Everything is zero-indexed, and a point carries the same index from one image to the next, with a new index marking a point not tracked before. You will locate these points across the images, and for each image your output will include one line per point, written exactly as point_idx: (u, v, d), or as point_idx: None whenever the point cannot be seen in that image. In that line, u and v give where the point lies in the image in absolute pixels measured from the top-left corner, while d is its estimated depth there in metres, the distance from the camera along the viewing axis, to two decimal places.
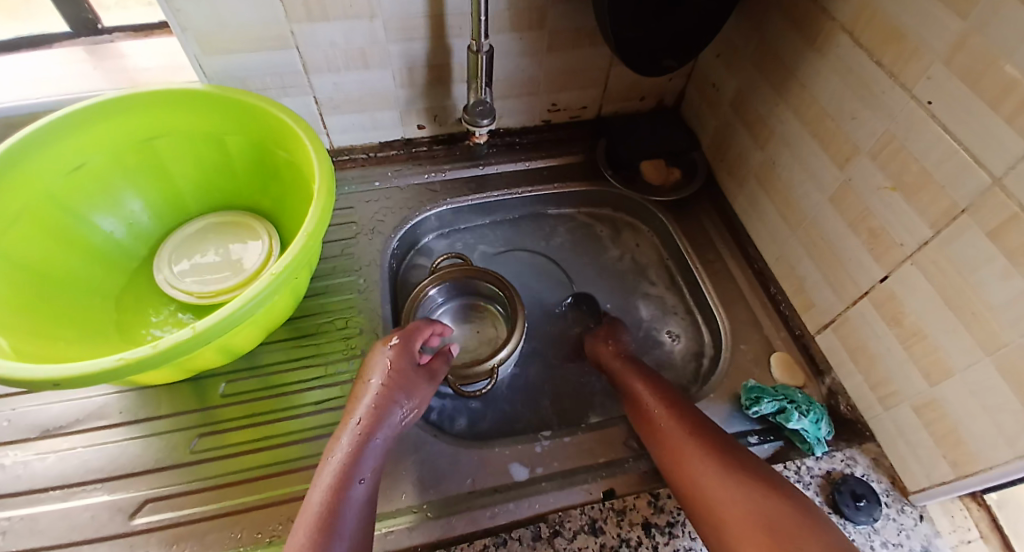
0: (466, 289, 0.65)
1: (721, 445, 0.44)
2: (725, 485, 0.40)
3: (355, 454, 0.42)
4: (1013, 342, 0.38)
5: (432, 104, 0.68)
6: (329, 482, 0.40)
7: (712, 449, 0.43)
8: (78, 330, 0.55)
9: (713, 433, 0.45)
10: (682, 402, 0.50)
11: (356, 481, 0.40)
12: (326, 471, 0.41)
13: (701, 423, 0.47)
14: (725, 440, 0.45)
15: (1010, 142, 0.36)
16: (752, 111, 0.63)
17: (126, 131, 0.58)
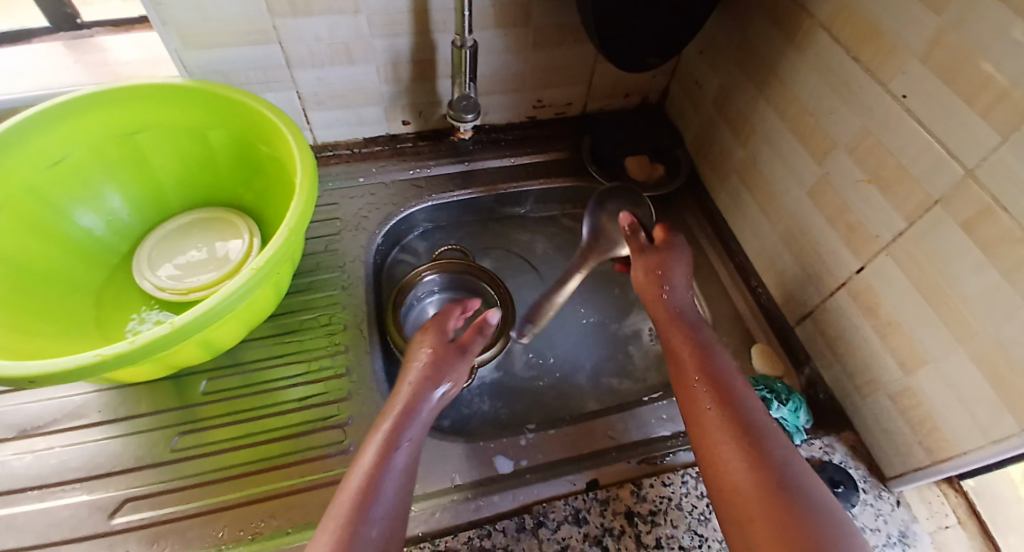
0: (459, 287, 0.65)
1: (754, 423, 0.40)
2: (746, 474, 0.36)
3: (387, 441, 0.41)
4: (986, 331, 0.39)
5: (417, 100, 0.68)
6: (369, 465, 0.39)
7: (744, 429, 0.39)
8: (57, 327, 0.54)
9: (744, 409, 0.41)
10: (719, 369, 0.44)
11: (394, 463, 0.39)
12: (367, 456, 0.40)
13: (734, 396, 0.42)
14: (759, 416, 0.41)
15: (983, 135, 0.37)
16: (734, 107, 0.63)
17: (106, 126, 0.57)
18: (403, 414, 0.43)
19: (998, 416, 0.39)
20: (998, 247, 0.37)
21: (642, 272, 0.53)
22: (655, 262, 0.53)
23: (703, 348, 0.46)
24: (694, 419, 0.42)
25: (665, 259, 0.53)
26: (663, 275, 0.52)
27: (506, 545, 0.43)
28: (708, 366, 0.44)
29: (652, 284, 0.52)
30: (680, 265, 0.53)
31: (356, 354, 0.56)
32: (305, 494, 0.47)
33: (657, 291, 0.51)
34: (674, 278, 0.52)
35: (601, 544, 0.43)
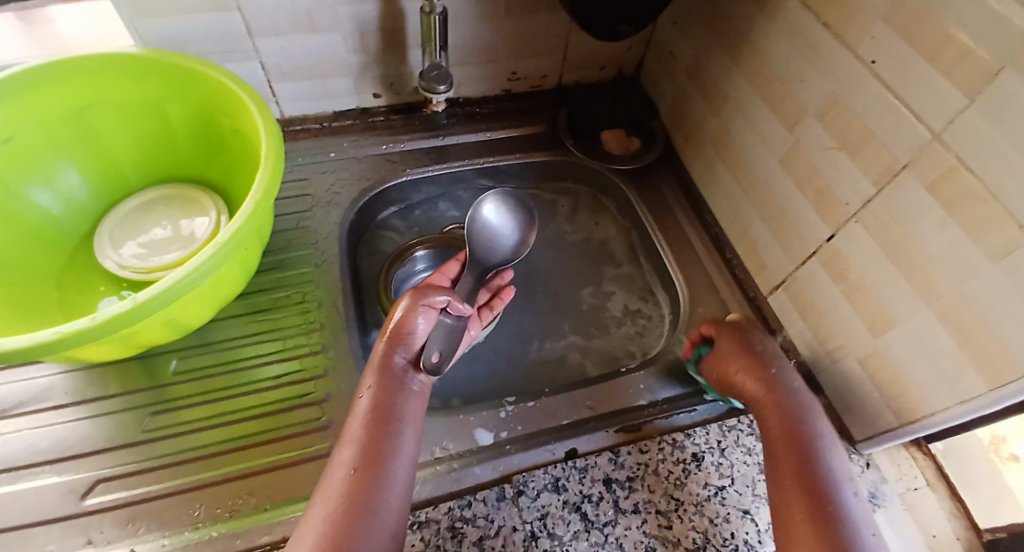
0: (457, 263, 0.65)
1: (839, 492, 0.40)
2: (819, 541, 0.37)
3: (369, 439, 0.40)
4: (952, 291, 0.40)
5: (387, 71, 0.66)
6: (349, 462, 0.39)
7: (836, 518, 0.38)
8: (16, 310, 0.52)
9: (850, 510, 0.39)
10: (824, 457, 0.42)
11: (385, 466, 0.39)
12: (346, 451, 0.39)
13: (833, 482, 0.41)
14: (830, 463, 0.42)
15: (949, 96, 0.37)
16: (708, 77, 0.63)
17: (56, 100, 0.54)
18: (381, 407, 0.42)
19: (963, 373, 0.40)
20: (964, 208, 0.38)
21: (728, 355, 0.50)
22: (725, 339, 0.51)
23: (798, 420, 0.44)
24: (785, 521, 0.39)
25: (743, 344, 0.50)
26: (750, 358, 0.49)
27: (487, 514, 0.43)
28: (810, 456, 0.42)
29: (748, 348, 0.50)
30: (763, 345, 0.50)
31: (331, 331, 0.55)
32: (285, 471, 0.46)
33: (746, 384, 0.48)
34: (776, 375, 0.47)
35: (580, 510, 0.44)
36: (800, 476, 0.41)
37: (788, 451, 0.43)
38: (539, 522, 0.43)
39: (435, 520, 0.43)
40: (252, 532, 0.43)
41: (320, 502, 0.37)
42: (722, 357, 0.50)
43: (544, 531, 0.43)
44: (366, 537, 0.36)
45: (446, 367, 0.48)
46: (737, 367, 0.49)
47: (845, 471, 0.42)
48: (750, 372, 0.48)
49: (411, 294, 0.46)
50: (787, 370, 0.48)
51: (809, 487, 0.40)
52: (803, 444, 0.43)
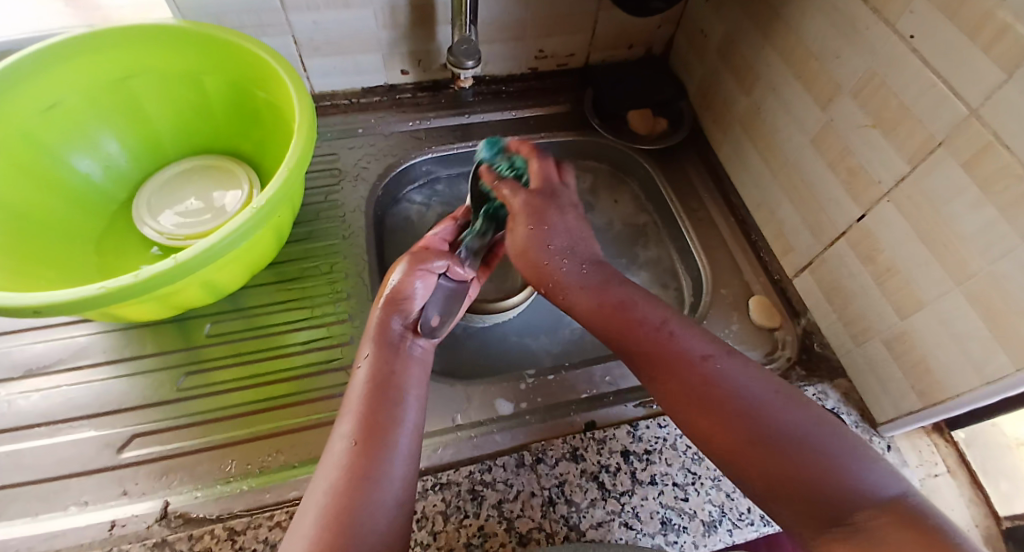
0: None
1: (763, 406, 0.37)
2: (783, 471, 0.34)
3: (371, 409, 0.40)
4: (982, 271, 0.39)
5: (417, 48, 0.66)
6: (349, 434, 0.39)
7: (774, 444, 0.35)
8: (56, 270, 0.54)
9: (788, 426, 0.36)
10: (710, 370, 0.39)
11: (387, 434, 0.39)
12: (345, 423, 0.40)
13: (756, 406, 0.36)
14: (743, 382, 0.38)
15: (987, 72, 0.36)
16: (739, 56, 0.62)
17: (98, 69, 0.56)
18: (378, 377, 0.42)
19: (990, 354, 0.40)
20: (998, 184, 0.37)
21: (523, 222, 0.48)
22: (528, 213, 0.48)
23: (682, 356, 0.40)
24: (737, 467, 0.36)
25: (548, 213, 0.48)
26: (550, 230, 0.48)
27: (505, 479, 0.44)
28: (714, 398, 0.37)
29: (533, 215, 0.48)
30: (558, 217, 0.48)
31: (358, 300, 0.57)
32: (311, 432, 0.48)
33: (546, 283, 0.47)
34: (549, 247, 0.47)
35: (597, 479, 0.45)
36: (717, 423, 0.37)
37: (688, 402, 0.38)
38: (557, 489, 0.44)
39: (456, 483, 0.44)
40: (280, 487, 0.45)
41: (323, 475, 0.37)
42: (513, 227, 0.49)
43: (561, 498, 0.44)
44: (369, 503, 0.36)
45: (445, 331, 0.48)
46: (539, 250, 0.47)
47: (723, 359, 0.39)
48: (558, 252, 0.47)
49: (407, 260, 0.47)
50: (566, 250, 0.47)
51: (733, 420, 0.36)
52: (686, 379, 0.39)
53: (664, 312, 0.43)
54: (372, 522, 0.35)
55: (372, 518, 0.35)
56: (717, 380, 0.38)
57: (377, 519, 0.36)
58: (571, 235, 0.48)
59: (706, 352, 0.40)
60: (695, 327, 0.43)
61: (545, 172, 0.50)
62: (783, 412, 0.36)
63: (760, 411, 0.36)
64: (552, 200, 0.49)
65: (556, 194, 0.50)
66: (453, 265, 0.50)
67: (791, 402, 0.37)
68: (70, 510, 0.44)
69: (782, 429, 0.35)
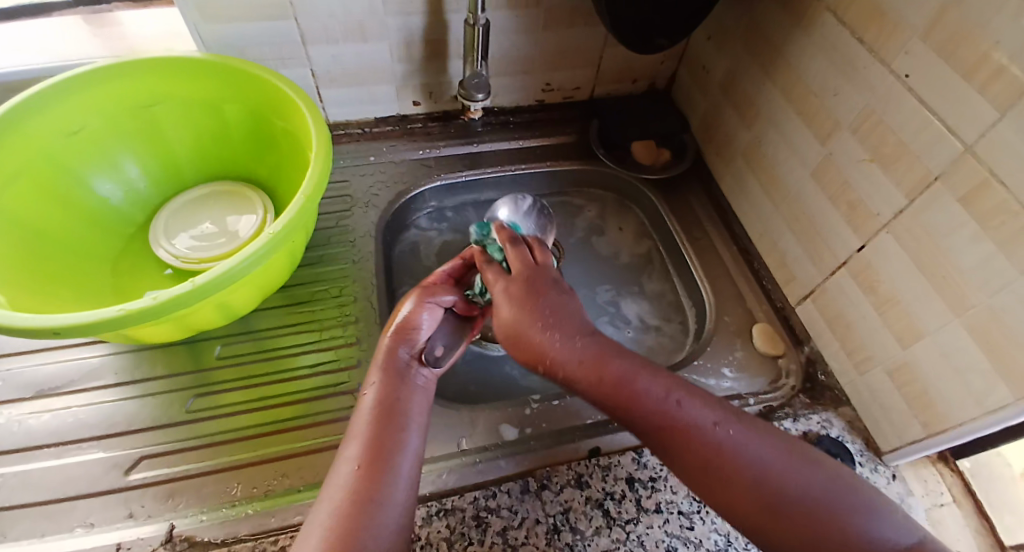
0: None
1: (776, 466, 0.38)
2: (803, 529, 0.36)
3: (375, 435, 0.40)
4: (982, 303, 0.40)
5: (429, 80, 0.69)
6: (353, 461, 0.39)
7: (793, 504, 0.37)
8: (72, 290, 0.55)
9: (802, 486, 0.37)
10: (722, 440, 0.39)
11: (390, 460, 0.39)
12: (350, 448, 0.40)
13: (771, 467, 0.38)
14: (755, 446, 0.39)
15: (981, 111, 0.38)
16: (740, 91, 0.64)
17: (123, 97, 0.59)
18: (385, 404, 0.42)
19: (992, 386, 0.40)
20: (996, 220, 0.38)
21: (506, 305, 0.44)
22: (512, 296, 0.44)
23: (693, 418, 0.40)
24: (756, 526, 0.37)
25: (536, 294, 0.44)
26: (540, 311, 0.43)
27: (510, 505, 0.44)
28: (732, 462, 0.38)
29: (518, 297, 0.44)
30: (546, 299, 0.44)
31: (367, 324, 0.57)
32: (318, 455, 0.48)
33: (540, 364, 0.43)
34: (535, 330, 0.43)
35: (602, 507, 0.45)
36: (738, 494, 0.37)
37: (708, 473, 0.38)
38: (562, 516, 0.44)
39: (461, 508, 0.44)
40: (285, 510, 0.45)
41: (327, 499, 0.38)
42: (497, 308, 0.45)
43: (566, 525, 0.44)
44: (371, 529, 0.36)
45: (448, 361, 0.49)
46: (526, 332, 0.43)
47: (733, 425, 0.40)
48: (547, 329, 0.43)
49: (416, 293, 0.48)
50: (558, 327, 0.43)
51: (751, 487, 0.37)
52: (700, 451, 0.39)
53: (671, 383, 0.42)
54: (374, 546, 0.36)
55: (374, 543, 0.36)
56: (732, 449, 0.39)
57: (379, 544, 0.36)
58: (561, 312, 0.44)
59: (715, 420, 0.40)
60: (700, 392, 0.42)
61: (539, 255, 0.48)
62: (796, 473, 0.38)
63: (776, 477, 0.38)
64: (541, 278, 0.45)
65: (546, 275, 0.46)
66: (460, 300, 0.50)
67: (805, 461, 0.39)
68: (76, 531, 0.44)
69: (798, 492, 0.37)
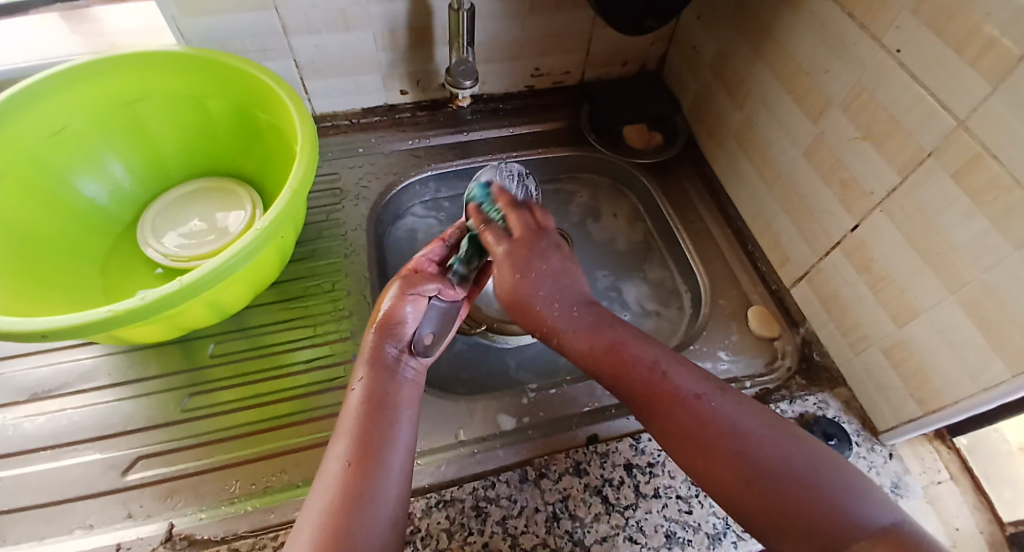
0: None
1: (757, 442, 0.38)
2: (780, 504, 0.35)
3: (365, 429, 0.40)
4: (976, 279, 0.40)
5: (415, 68, 0.68)
6: (343, 456, 0.39)
7: (770, 480, 0.36)
8: (60, 292, 0.55)
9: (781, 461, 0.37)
10: (706, 408, 0.39)
11: (381, 454, 0.39)
12: (339, 443, 0.40)
13: (751, 443, 0.38)
14: (738, 418, 0.39)
15: (973, 85, 0.37)
16: (731, 71, 0.64)
17: (104, 94, 0.57)
18: (373, 397, 0.42)
19: (986, 361, 0.40)
20: (989, 195, 0.38)
21: (505, 267, 0.46)
22: (512, 262, 0.46)
23: (677, 387, 0.41)
24: (738, 506, 0.37)
25: (533, 259, 0.46)
26: (536, 276, 0.45)
27: (509, 495, 0.45)
28: (714, 439, 0.38)
29: (518, 265, 0.45)
30: (545, 261, 0.46)
31: (361, 318, 0.57)
32: (315, 451, 0.48)
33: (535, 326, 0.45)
34: (534, 295, 0.45)
35: (601, 493, 0.45)
36: (718, 459, 0.37)
37: (690, 434, 0.39)
38: (561, 504, 0.44)
39: (460, 499, 0.44)
40: (285, 506, 0.45)
41: (318, 494, 0.37)
42: (497, 272, 0.46)
43: (565, 512, 0.44)
44: (363, 521, 0.36)
45: (438, 348, 0.48)
46: (527, 297, 0.45)
47: (718, 397, 0.40)
48: (546, 295, 0.45)
49: (397, 285, 0.47)
50: (553, 293, 0.45)
51: (732, 458, 0.37)
52: (686, 414, 0.39)
53: (656, 352, 0.43)
54: (367, 539, 0.36)
55: (367, 538, 0.36)
56: (716, 419, 0.39)
57: (372, 537, 0.36)
58: (558, 276, 0.46)
59: (701, 390, 0.41)
60: (687, 365, 0.43)
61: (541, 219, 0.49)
62: (776, 445, 0.38)
63: (758, 449, 0.37)
64: (542, 243, 0.47)
65: (545, 239, 0.47)
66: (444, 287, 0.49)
67: (787, 434, 0.38)
68: (75, 532, 0.44)
69: (782, 463, 0.37)
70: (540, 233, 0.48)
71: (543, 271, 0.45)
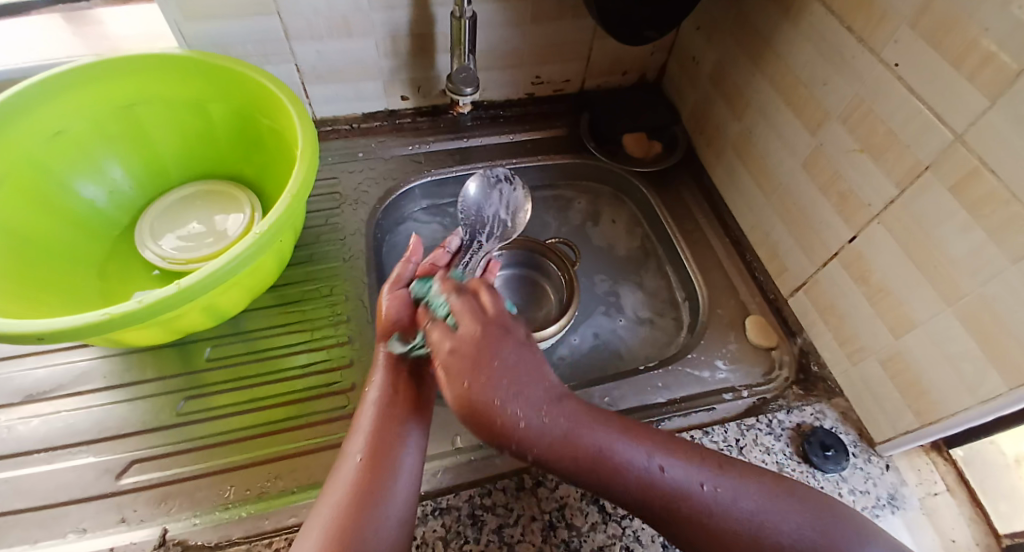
0: (529, 264, 0.69)
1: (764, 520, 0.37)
2: None
3: (379, 429, 0.40)
4: (973, 291, 0.40)
5: (416, 75, 0.68)
6: (357, 455, 0.39)
7: None
8: (58, 295, 0.54)
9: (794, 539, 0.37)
10: (711, 498, 0.38)
11: (393, 454, 0.39)
12: (354, 443, 0.40)
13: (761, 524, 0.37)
14: (741, 499, 0.38)
15: (971, 100, 0.38)
16: (730, 82, 0.64)
17: (105, 96, 0.57)
18: (388, 397, 0.42)
19: (983, 374, 0.41)
20: (986, 208, 0.38)
21: (458, 377, 0.38)
22: (468, 364, 0.38)
23: (677, 484, 0.38)
24: None
25: (489, 361, 0.38)
26: (494, 381, 0.38)
27: (506, 503, 0.44)
28: (722, 525, 0.37)
29: (474, 371, 0.38)
30: (500, 354, 0.39)
31: (359, 323, 0.57)
32: (311, 456, 0.48)
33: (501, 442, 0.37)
34: (495, 399, 0.37)
35: (598, 502, 0.45)
36: (733, 546, 0.37)
37: (698, 534, 0.37)
38: (558, 512, 0.44)
39: (456, 507, 0.44)
40: (280, 512, 0.44)
41: (330, 492, 0.38)
42: (446, 380, 0.38)
43: (562, 522, 0.44)
44: (372, 521, 0.36)
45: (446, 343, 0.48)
46: (489, 405, 0.37)
47: (722, 479, 0.39)
48: (508, 402, 0.37)
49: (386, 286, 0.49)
50: (519, 394, 0.38)
51: (748, 540, 0.37)
52: (691, 512, 0.37)
53: (649, 445, 0.40)
54: (377, 536, 0.36)
55: (376, 536, 0.36)
56: (722, 505, 0.38)
57: (380, 538, 0.36)
58: (518, 376, 0.39)
59: (701, 479, 0.38)
60: (681, 444, 0.41)
61: (490, 303, 0.43)
62: (783, 520, 0.37)
63: (767, 528, 0.37)
64: (496, 328, 0.41)
65: (497, 324, 0.41)
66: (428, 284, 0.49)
67: (789, 497, 0.39)
68: (69, 537, 0.43)
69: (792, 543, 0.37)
70: (490, 320, 0.41)
71: (503, 376, 0.38)
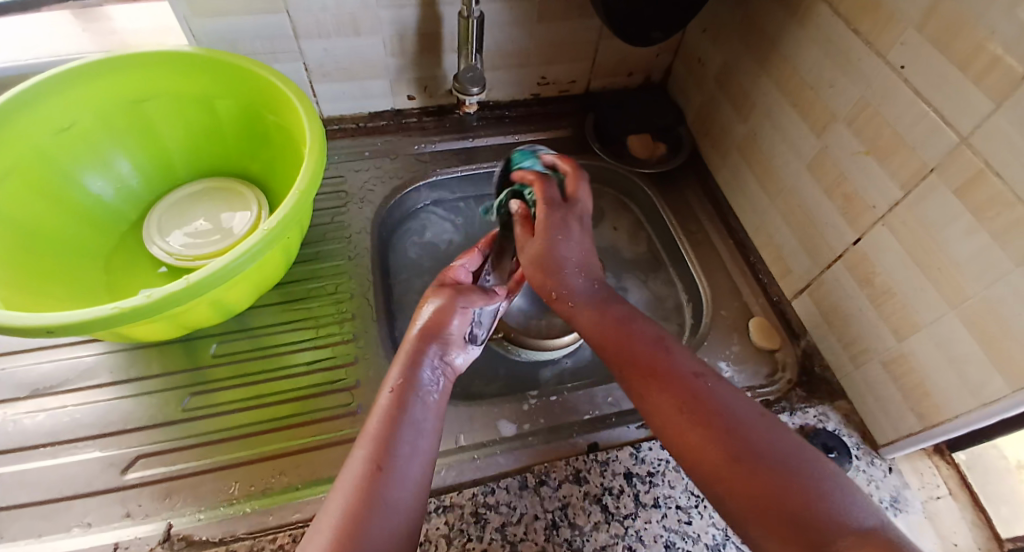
0: None
1: (739, 423, 0.37)
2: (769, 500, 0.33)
3: (393, 431, 0.39)
4: (977, 294, 0.40)
5: (422, 74, 0.68)
6: (370, 454, 0.37)
7: (764, 479, 0.34)
8: (64, 290, 0.55)
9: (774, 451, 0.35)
10: (701, 388, 0.39)
11: (405, 460, 0.38)
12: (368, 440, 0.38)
13: (744, 435, 0.36)
14: (730, 403, 0.38)
15: (977, 102, 0.38)
16: (736, 83, 0.64)
17: (114, 92, 0.58)
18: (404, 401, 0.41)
19: (988, 377, 0.41)
20: (990, 211, 0.38)
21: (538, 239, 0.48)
22: (549, 227, 0.48)
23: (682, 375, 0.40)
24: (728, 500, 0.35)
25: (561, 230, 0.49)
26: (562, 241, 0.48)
27: (509, 501, 0.45)
28: (709, 421, 0.37)
29: (548, 234, 0.48)
30: (575, 234, 0.49)
31: (364, 321, 0.57)
32: (316, 453, 0.48)
33: (548, 291, 0.47)
34: (561, 259, 0.47)
35: (600, 502, 0.45)
36: (695, 440, 0.37)
37: (669, 423, 0.38)
38: (560, 511, 0.44)
39: (460, 505, 0.44)
40: (284, 509, 0.45)
41: (340, 489, 0.36)
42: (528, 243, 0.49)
43: (564, 520, 0.44)
44: (379, 525, 0.34)
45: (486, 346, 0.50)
46: (557, 260, 0.47)
47: (712, 379, 0.40)
48: (567, 245, 0.48)
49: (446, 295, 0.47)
50: (580, 266, 0.48)
51: (718, 434, 0.36)
52: (675, 393, 0.39)
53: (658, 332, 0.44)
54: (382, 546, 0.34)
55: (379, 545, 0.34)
56: (707, 397, 0.38)
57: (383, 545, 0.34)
58: (575, 247, 0.49)
59: (699, 372, 0.40)
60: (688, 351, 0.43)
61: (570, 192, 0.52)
62: (764, 435, 0.36)
63: (744, 432, 0.36)
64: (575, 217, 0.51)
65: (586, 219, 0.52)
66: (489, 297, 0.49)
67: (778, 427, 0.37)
68: (73, 531, 0.44)
69: (765, 452, 0.35)
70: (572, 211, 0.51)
71: (571, 242, 0.49)
